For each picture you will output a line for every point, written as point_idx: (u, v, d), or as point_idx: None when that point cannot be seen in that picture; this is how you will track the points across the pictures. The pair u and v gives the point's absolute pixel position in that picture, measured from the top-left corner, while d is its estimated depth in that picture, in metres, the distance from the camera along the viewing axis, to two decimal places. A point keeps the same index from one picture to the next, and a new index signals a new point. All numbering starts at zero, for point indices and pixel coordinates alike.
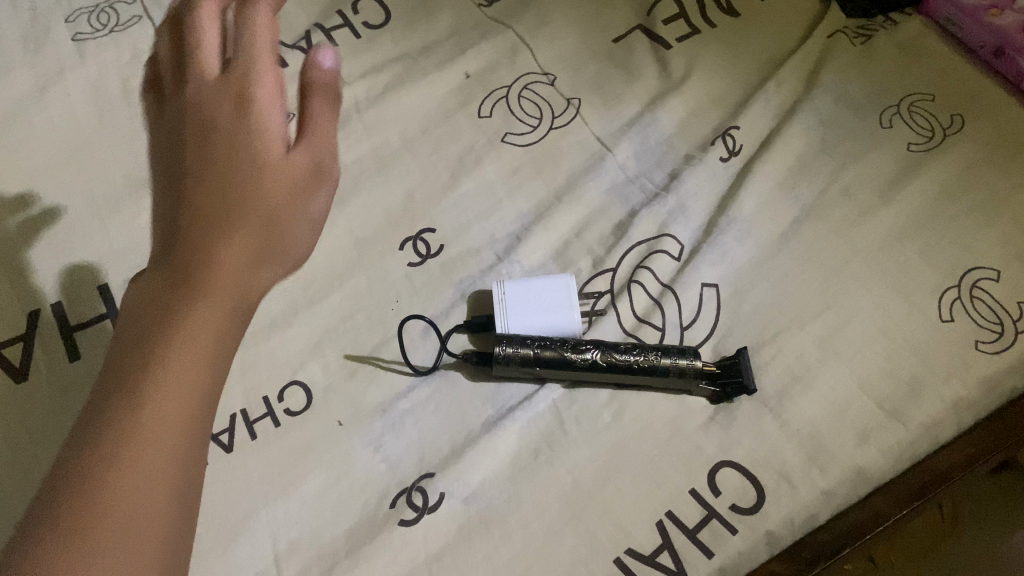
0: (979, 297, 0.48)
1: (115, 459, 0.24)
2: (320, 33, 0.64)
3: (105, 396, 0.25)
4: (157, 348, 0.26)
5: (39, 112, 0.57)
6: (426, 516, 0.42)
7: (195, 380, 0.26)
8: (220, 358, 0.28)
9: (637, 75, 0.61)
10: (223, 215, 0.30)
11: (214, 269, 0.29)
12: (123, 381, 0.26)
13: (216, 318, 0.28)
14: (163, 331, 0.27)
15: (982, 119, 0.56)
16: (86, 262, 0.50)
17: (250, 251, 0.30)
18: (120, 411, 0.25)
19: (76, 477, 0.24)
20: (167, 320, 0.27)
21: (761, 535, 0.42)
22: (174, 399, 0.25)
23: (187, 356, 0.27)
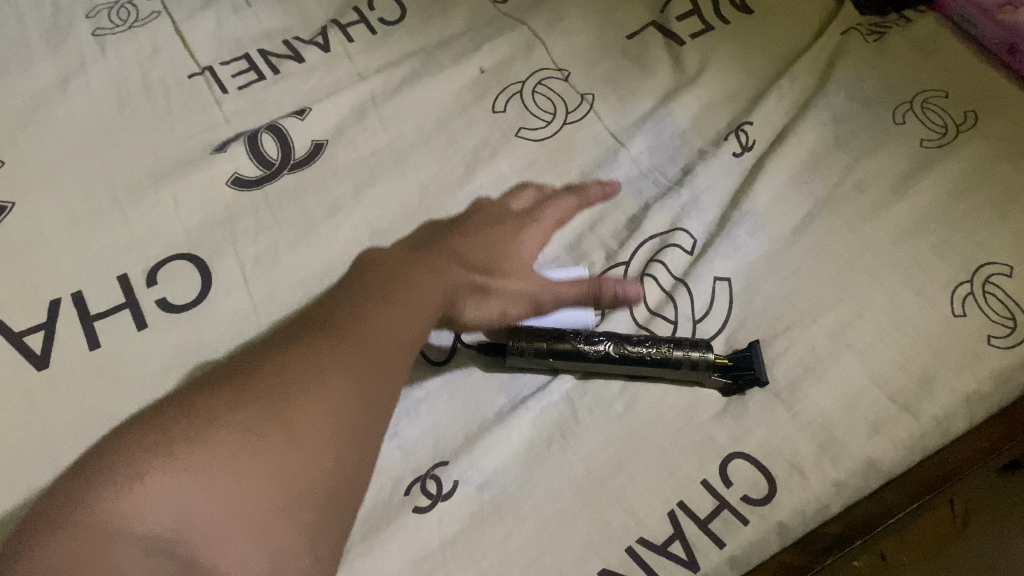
0: (992, 292, 0.48)
1: (244, 476, 0.31)
2: (336, 28, 0.64)
3: (235, 397, 0.34)
4: (275, 400, 0.34)
5: (60, 104, 0.58)
6: (440, 503, 0.43)
7: (291, 448, 0.32)
8: (329, 438, 0.34)
9: (651, 71, 0.61)
10: (349, 344, 0.37)
11: (347, 360, 0.36)
12: (257, 406, 0.33)
13: (345, 400, 0.35)
14: (282, 395, 0.34)
15: (995, 114, 0.55)
16: (106, 252, 0.51)
17: (374, 369, 0.37)
18: (263, 434, 0.32)
19: (184, 465, 0.30)
20: (290, 387, 0.34)
21: (772, 525, 0.42)
22: (299, 454, 0.33)
23: (292, 420, 0.33)
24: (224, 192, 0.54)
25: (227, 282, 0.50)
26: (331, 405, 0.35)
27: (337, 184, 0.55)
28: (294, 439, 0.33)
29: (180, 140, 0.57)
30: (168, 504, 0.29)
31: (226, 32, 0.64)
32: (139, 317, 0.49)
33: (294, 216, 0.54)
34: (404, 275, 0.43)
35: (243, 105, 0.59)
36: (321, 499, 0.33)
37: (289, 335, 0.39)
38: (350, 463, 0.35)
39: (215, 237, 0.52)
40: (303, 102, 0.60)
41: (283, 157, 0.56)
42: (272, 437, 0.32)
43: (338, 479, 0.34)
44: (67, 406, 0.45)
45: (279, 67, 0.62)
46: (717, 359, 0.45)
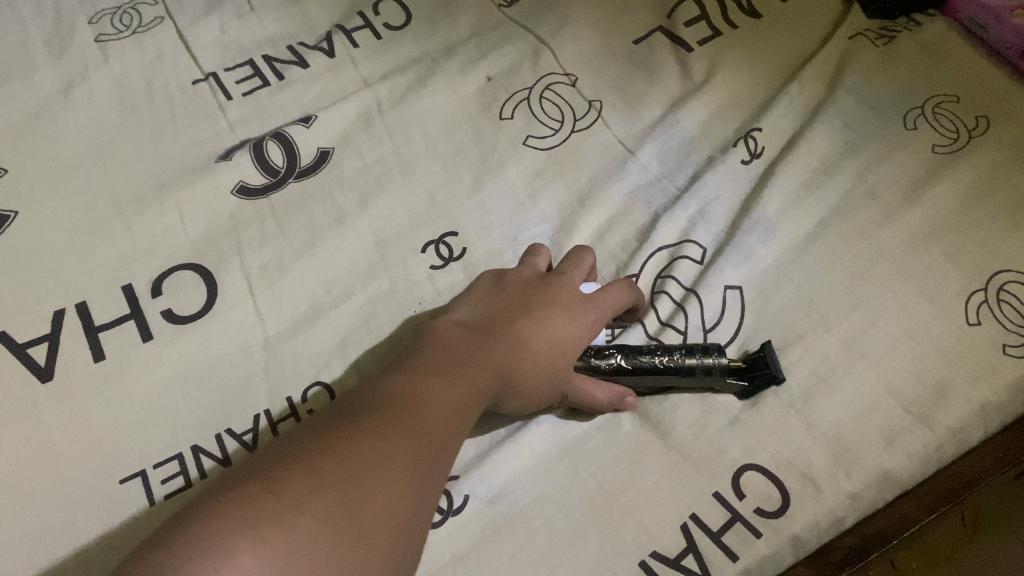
0: (1006, 300, 0.47)
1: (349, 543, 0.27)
2: (341, 33, 0.64)
3: (324, 460, 0.30)
4: (370, 467, 0.30)
5: (64, 112, 0.58)
6: (451, 518, 0.42)
7: (395, 514, 0.29)
8: (415, 509, 0.31)
9: (659, 77, 0.61)
10: (428, 410, 0.34)
11: (424, 429, 0.33)
12: (346, 471, 0.29)
13: (428, 467, 0.32)
14: (382, 457, 0.31)
15: (1007, 119, 0.55)
16: (110, 262, 0.51)
17: (447, 431, 0.35)
18: (352, 500, 0.28)
19: (282, 530, 0.26)
20: (379, 447, 0.31)
21: (787, 538, 0.42)
22: (392, 520, 0.29)
23: (388, 485, 0.30)
24: (229, 201, 0.54)
25: (232, 293, 0.50)
26: (417, 473, 0.31)
27: (343, 193, 0.55)
28: (397, 519, 0.29)
29: (185, 148, 0.57)
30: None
31: (230, 38, 0.64)
32: (144, 328, 0.48)
33: (299, 224, 0.53)
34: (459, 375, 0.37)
35: (248, 112, 0.59)
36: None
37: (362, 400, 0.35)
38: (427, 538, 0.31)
39: (220, 247, 0.52)
40: (308, 110, 0.59)
41: (288, 165, 0.56)
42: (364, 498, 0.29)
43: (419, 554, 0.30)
44: (71, 419, 0.45)
45: (284, 73, 0.61)
46: (730, 363, 0.45)
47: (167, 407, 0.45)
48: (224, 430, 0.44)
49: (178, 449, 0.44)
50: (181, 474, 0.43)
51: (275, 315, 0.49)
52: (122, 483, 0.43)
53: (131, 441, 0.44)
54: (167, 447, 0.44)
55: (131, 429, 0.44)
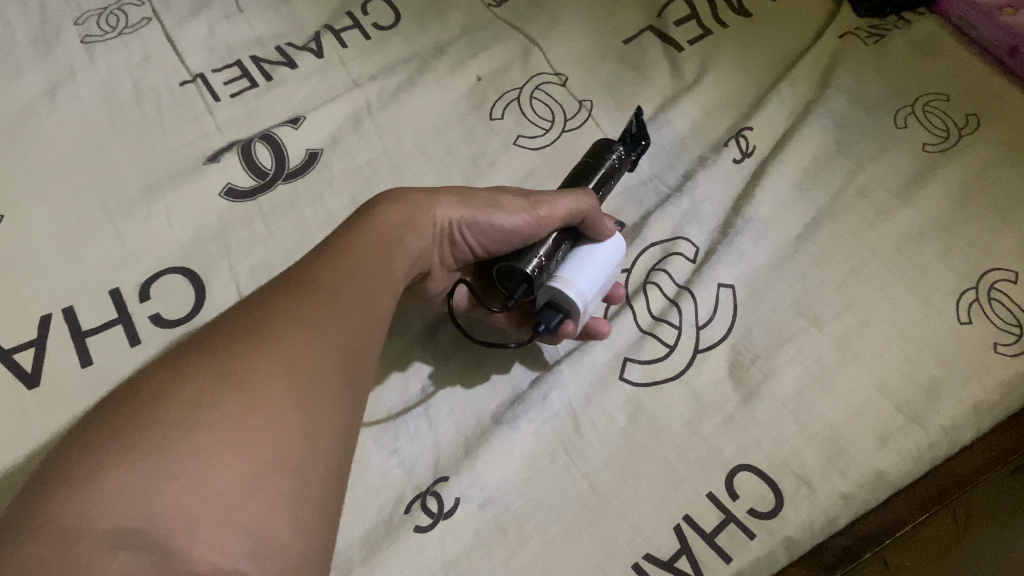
0: (997, 298, 0.47)
1: (230, 445, 0.27)
2: (330, 33, 0.63)
3: (204, 366, 0.29)
4: (257, 378, 0.29)
5: (49, 114, 0.57)
6: (441, 522, 0.42)
7: (284, 407, 0.29)
8: (312, 399, 0.30)
9: (650, 76, 0.61)
10: (326, 296, 0.34)
11: (319, 319, 0.33)
12: (224, 373, 0.29)
13: (326, 351, 0.32)
14: (265, 354, 0.30)
15: (997, 118, 0.55)
16: (98, 266, 0.50)
17: (351, 321, 0.34)
18: (230, 402, 0.28)
19: (150, 449, 0.26)
20: (267, 339, 0.31)
21: (780, 539, 0.42)
22: (280, 416, 0.28)
23: (276, 382, 0.29)
24: (217, 203, 0.53)
25: (221, 296, 0.49)
26: (312, 363, 0.31)
27: (332, 195, 0.54)
28: (290, 414, 0.29)
29: (173, 150, 0.56)
30: (141, 496, 0.25)
31: (218, 39, 0.63)
32: (132, 333, 0.48)
33: (289, 226, 0.53)
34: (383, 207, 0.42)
35: (236, 114, 0.58)
36: (320, 467, 0.29)
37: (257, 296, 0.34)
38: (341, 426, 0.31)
39: (208, 249, 0.51)
40: (297, 111, 0.59)
41: (277, 166, 0.55)
42: (242, 400, 0.28)
43: (333, 443, 0.30)
44: (58, 425, 0.44)
45: (272, 74, 0.61)
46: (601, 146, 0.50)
47: None
48: None
49: None
50: None
51: None
52: None
53: None
54: None
55: None
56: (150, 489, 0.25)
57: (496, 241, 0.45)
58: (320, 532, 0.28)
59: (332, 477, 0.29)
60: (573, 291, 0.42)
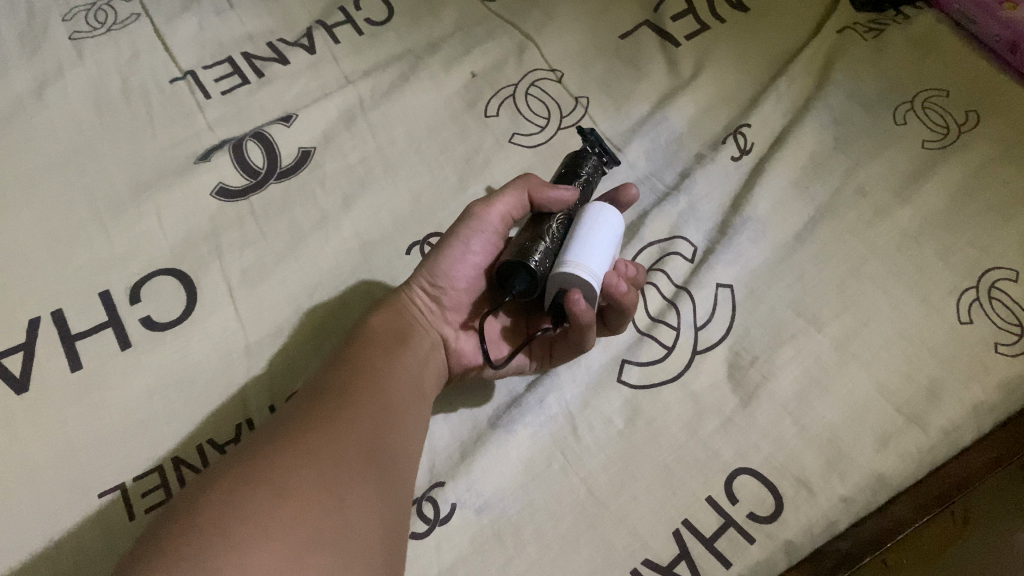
0: (997, 298, 0.47)
1: (268, 533, 0.27)
2: (322, 29, 0.62)
3: (234, 474, 0.30)
4: (294, 464, 0.31)
5: (38, 113, 0.56)
6: (437, 528, 0.41)
7: (314, 499, 0.30)
8: (341, 492, 0.31)
9: (646, 72, 0.60)
10: (338, 402, 0.36)
11: (333, 423, 0.35)
12: (252, 476, 0.30)
13: (351, 441, 0.34)
14: (290, 456, 0.31)
15: (997, 115, 0.54)
16: (87, 268, 0.49)
17: (366, 421, 0.36)
18: (263, 499, 0.29)
19: (189, 549, 0.26)
20: (290, 443, 0.32)
21: (780, 543, 0.41)
22: (314, 506, 0.29)
23: (302, 479, 0.30)
24: (208, 203, 0.53)
25: (213, 298, 0.49)
26: (334, 459, 0.32)
27: (325, 194, 0.53)
28: (322, 505, 0.30)
29: (163, 149, 0.55)
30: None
31: (209, 35, 0.62)
32: (122, 337, 0.47)
33: (282, 227, 0.52)
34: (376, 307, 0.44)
35: (227, 111, 0.58)
36: (357, 553, 0.29)
37: (271, 420, 0.36)
38: (372, 515, 0.32)
39: (200, 251, 0.51)
40: (289, 108, 0.58)
41: (269, 165, 0.55)
42: (273, 495, 0.29)
43: (365, 529, 0.31)
44: (46, 431, 0.43)
45: (264, 71, 0.60)
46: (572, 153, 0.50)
47: (147, 418, 0.44)
48: (206, 442, 0.44)
49: (158, 461, 0.43)
50: (162, 487, 0.42)
51: (257, 321, 0.48)
52: (100, 497, 0.42)
53: (110, 453, 0.43)
54: (150, 460, 0.43)
55: (110, 440, 0.43)
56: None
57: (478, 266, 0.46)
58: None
59: (369, 560, 0.30)
60: (574, 267, 0.40)
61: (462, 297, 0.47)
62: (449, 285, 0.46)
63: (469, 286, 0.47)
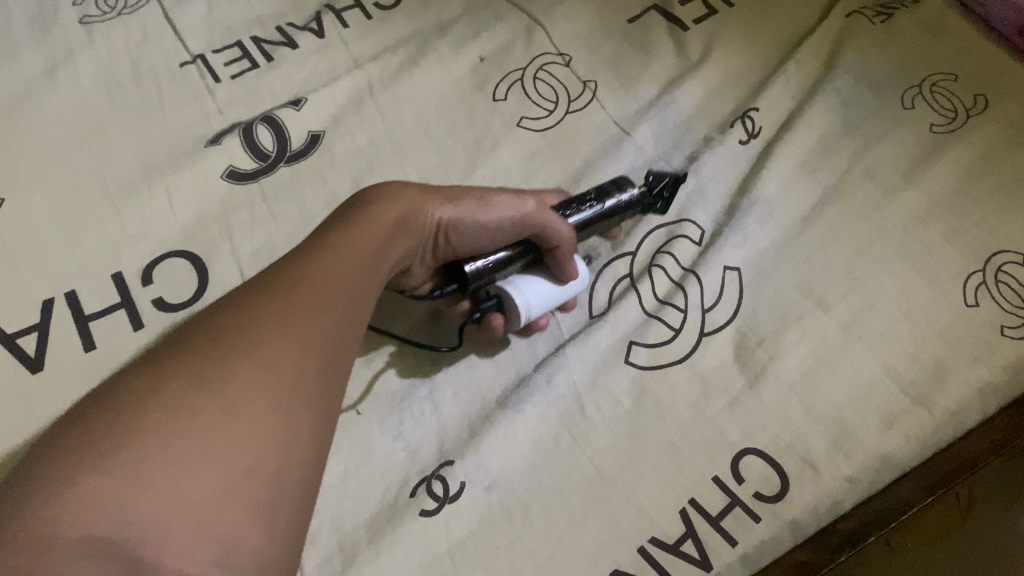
0: (1005, 280, 0.47)
1: (209, 451, 0.25)
2: (330, 13, 0.63)
3: (185, 370, 0.28)
4: (244, 370, 0.28)
5: (49, 95, 0.57)
6: (447, 506, 0.42)
7: (261, 418, 0.27)
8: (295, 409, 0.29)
9: (654, 56, 0.60)
10: (302, 305, 0.33)
11: (302, 316, 0.32)
12: (208, 374, 0.28)
13: (313, 354, 0.31)
14: (248, 362, 0.29)
15: (1006, 97, 0.54)
16: (100, 249, 0.50)
17: (329, 328, 0.33)
18: (214, 412, 0.27)
19: (130, 447, 0.25)
20: (256, 347, 0.30)
21: (785, 522, 0.41)
22: (264, 432, 0.27)
23: (257, 392, 0.28)
24: (219, 185, 0.53)
25: (224, 280, 0.49)
26: (295, 377, 0.30)
27: (335, 177, 0.54)
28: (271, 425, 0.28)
29: (173, 132, 0.56)
30: (117, 502, 0.23)
31: (218, 19, 0.62)
32: (135, 317, 0.47)
33: (291, 209, 0.52)
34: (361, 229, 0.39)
35: (237, 94, 0.58)
36: (299, 476, 0.28)
37: (234, 301, 0.33)
38: (322, 436, 0.30)
39: (210, 232, 0.51)
40: (298, 92, 0.58)
41: (278, 148, 0.55)
42: (225, 406, 0.27)
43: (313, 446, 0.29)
44: (62, 409, 0.44)
45: (273, 54, 0.60)
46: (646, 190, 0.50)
47: None
48: None
49: None
50: None
51: None
52: None
53: None
54: None
55: None
56: (123, 494, 0.23)
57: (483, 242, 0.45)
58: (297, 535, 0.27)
59: (306, 484, 0.28)
60: (520, 299, 0.45)
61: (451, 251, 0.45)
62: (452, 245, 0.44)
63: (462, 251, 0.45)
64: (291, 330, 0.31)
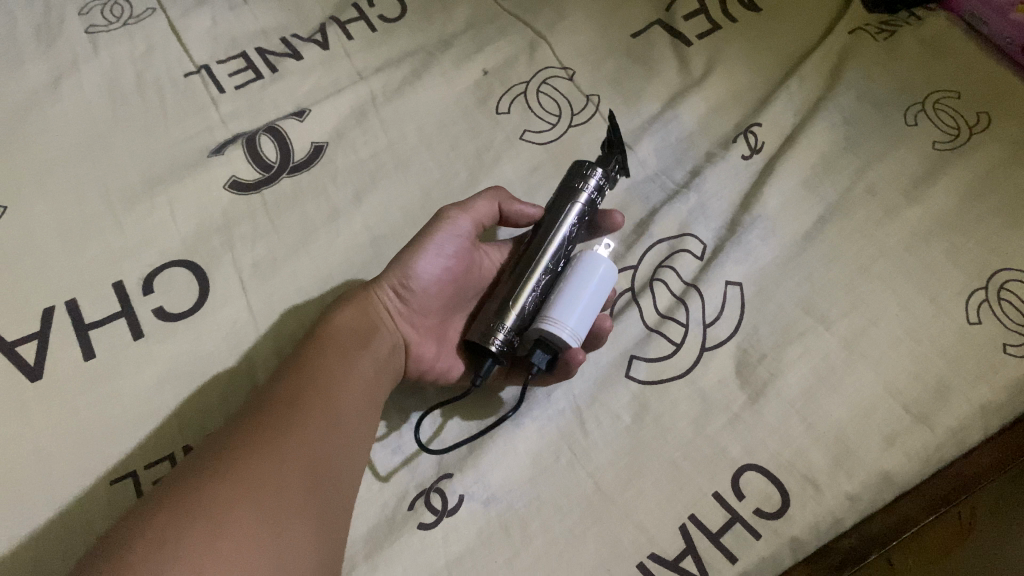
0: (1007, 299, 0.47)
1: (208, 567, 0.28)
2: (335, 25, 0.63)
3: (177, 499, 0.31)
4: (231, 491, 0.32)
5: (53, 105, 0.57)
6: (445, 519, 0.42)
7: (253, 532, 0.31)
8: (280, 519, 0.32)
9: (658, 71, 0.60)
10: (285, 423, 0.36)
11: (285, 436, 0.36)
12: (200, 503, 0.31)
13: (295, 467, 0.34)
14: (237, 484, 0.32)
15: (1008, 115, 0.54)
16: (101, 259, 0.50)
17: (315, 441, 0.36)
18: (206, 533, 0.30)
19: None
20: (243, 471, 0.33)
21: (786, 540, 0.41)
22: (256, 548, 0.30)
23: (244, 511, 0.31)
24: (221, 196, 0.53)
25: (225, 291, 0.49)
26: (281, 492, 0.33)
27: (337, 189, 0.54)
28: (261, 536, 0.31)
29: (176, 142, 0.56)
30: None
31: (222, 30, 0.63)
32: (135, 327, 0.47)
33: (293, 221, 0.52)
34: (323, 338, 0.43)
35: (241, 106, 0.58)
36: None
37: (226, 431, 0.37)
38: (310, 545, 0.33)
39: (212, 244, 0.51)
40: (301, 103, 0.58)
41: (281, 160, 0.55)
42: (217, 527, 0.30)
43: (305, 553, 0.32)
44: (59, 418, 0.44)
45: (277, 66, 0.61)
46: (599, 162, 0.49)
47: (158, 406, 0.45)
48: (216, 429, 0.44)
49: (169, 449, 0.43)
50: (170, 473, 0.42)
51: (268, 312, 0.49)
52: (112, 484, 0.42)
53: (121, 440, 0.43)
54: (157, 448, 0.43)
55: (120, 428, 0.44)
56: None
57: (446, 275, 0.47)
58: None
59: None
60: (564, 331, 0.42)
61: (427, 303, 0.47)
62: (418, 288, 0.46)
63: (435, 296, 0.47)
64: (269, 444, 0.35)
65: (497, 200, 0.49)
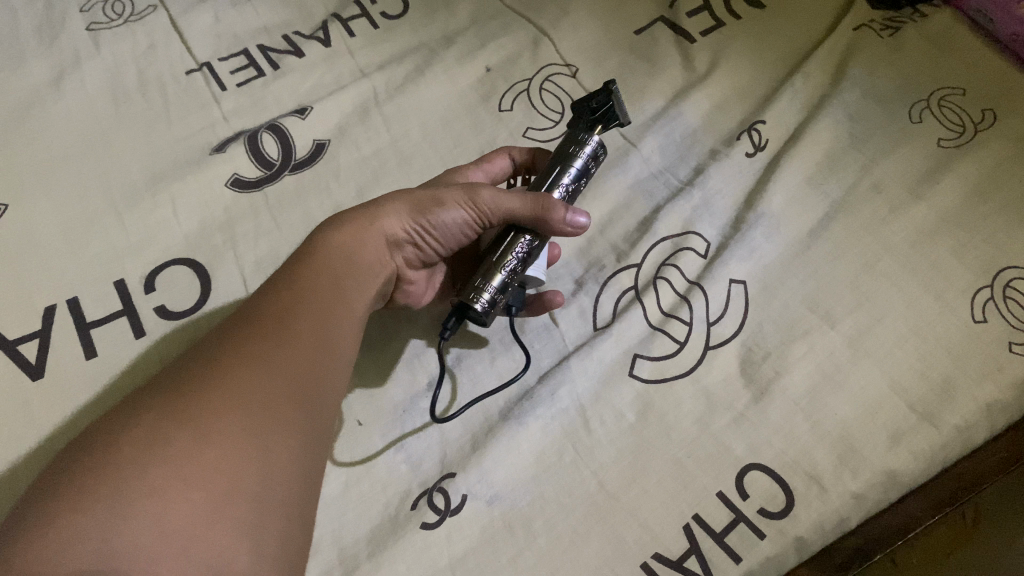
0: (1014, 297, 0.46)
1: (187, 478, 0.28)
2: (337, 22, 0.63)
3: (162, 409, 0.31)
4: (216, 403, 0.31)
5: (55, 103, 0.57)
6: (448, 519, 0.42)
7: (236, 442, 0.30)
8: (267, 435, 0.32)
9: (662, 68, 0.60)
10: (272, 335, 0.36)
11: (275, 354, 0.35)
12: (183, 415, 0.31)
13: (283, 383, 0.34)
14: (219, 395, 0.32)
15: (1014, 112, 0.54)
16: (102, 256, 0.50)
17: (304, 359, 0.36)
18: (187, 444, 0.30)
19: (112, 488, 0.28)
20: (228, 386, 0.33)
21: (791, 539, 0.41)
22: (243, 463, 0.30)
23: (228, 423, 0.31)
24: (223, 193, 0.53)
25: (227, 288, 0.49)
26: (267, 402, 0.33)
27: (339, 186, 0.54)
28: (243, 449, 0.30)
29: (178, 139, 0.56)
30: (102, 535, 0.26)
31: (224, 28, 0.62)
32: (137, 325, 0.47)
33: (296, 218, 0.52)
34: (326, 264, 0.41)
35: (243, 103, 0.58)
36: (279, 499, 0.31)
37: (213, 341, 0.36)
38: (298, 463, 0.32)
39: (214, 241, 0.51)
40: (304, 101, 0.58)
41: (283, 157, 0.55)
42: (200, 439, 0.30)
43: (291, 463, 0.32)
44: (61, 417, 0.44)
45: (279, 63, 0.60)
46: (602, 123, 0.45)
47: None
48: None
49: None
50: None
51: None
52: None
53: None
54: None
55: None
56: (107, 523, 0.26)
57: (453, 236, 0.46)
58: (285, 544, 0.30)
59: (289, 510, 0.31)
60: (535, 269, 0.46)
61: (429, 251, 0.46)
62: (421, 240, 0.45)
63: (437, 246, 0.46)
64: (257, 360, 0.34)
65: (535, 216, 0.42)
